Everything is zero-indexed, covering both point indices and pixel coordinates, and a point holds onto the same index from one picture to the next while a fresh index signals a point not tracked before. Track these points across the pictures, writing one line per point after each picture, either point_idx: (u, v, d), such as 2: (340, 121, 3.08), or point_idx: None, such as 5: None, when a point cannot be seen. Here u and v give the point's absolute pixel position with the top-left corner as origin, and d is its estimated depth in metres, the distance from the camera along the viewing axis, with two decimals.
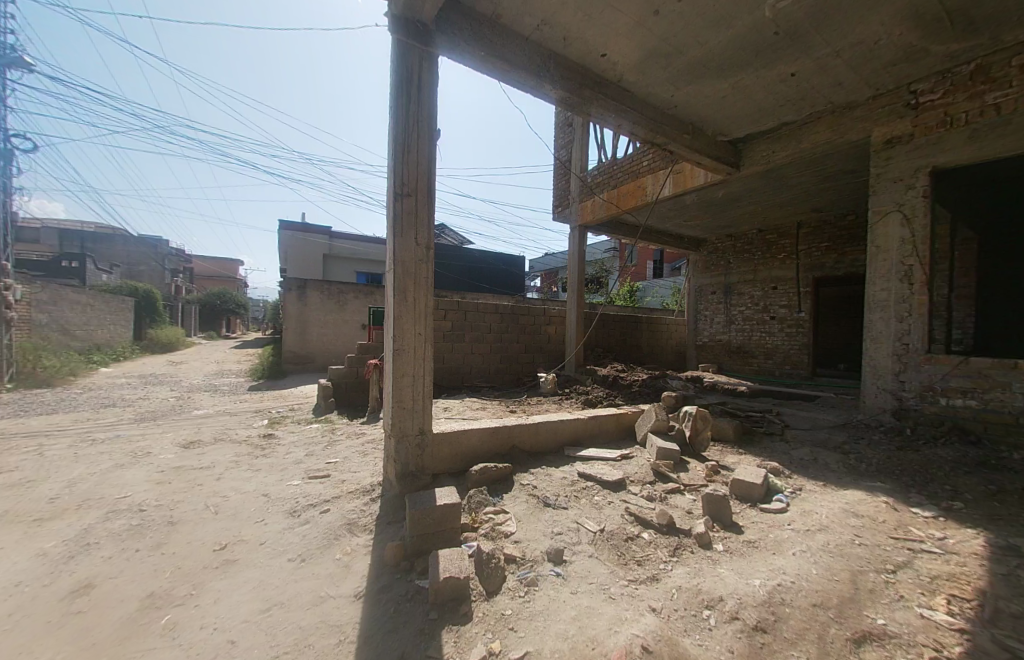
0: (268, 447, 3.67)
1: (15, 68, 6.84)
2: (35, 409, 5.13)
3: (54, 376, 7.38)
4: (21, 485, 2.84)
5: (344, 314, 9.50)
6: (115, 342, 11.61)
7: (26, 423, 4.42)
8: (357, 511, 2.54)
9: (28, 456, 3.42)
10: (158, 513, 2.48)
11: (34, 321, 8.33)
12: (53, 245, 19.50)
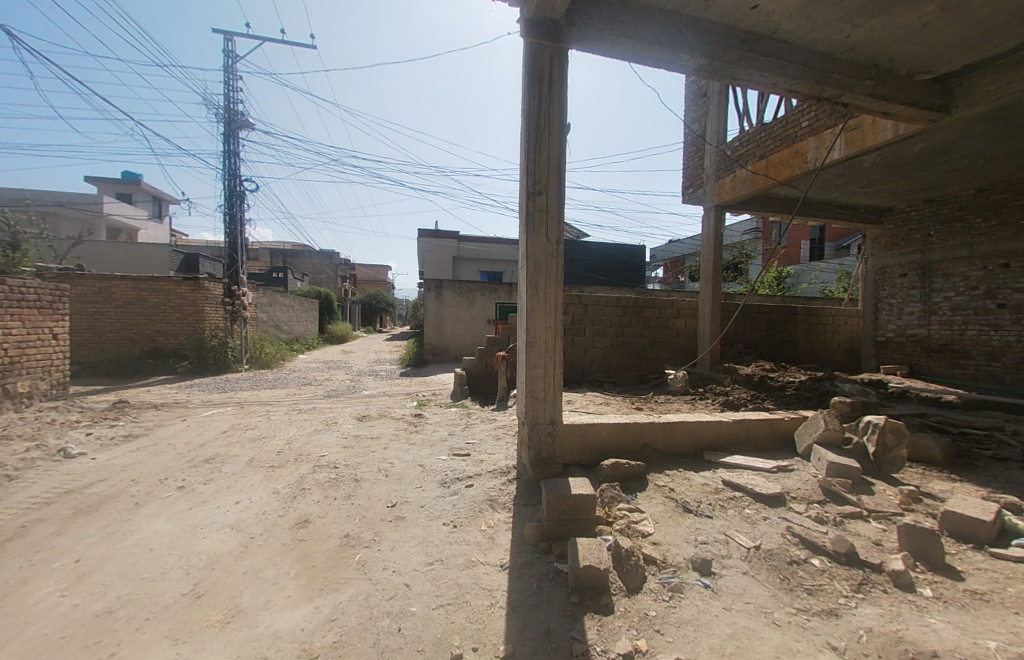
0: (419, 425, 4.25)
1: (245, 129, 9.16)
2: (265, 383, 6.91)
3: (272, 359, 9.81)
4: (262, 439, 3.86)
5: (473, 309, 10.38)
6: (306, 335, 14.83)
7: (261, 393, 6.00)
8: (496, 489, 2.76)
9: (263, 418, 4.62)
10: (346, 471, 3.10)
11: (259, 318, 11.17)
12: (266, 262, 25.78)
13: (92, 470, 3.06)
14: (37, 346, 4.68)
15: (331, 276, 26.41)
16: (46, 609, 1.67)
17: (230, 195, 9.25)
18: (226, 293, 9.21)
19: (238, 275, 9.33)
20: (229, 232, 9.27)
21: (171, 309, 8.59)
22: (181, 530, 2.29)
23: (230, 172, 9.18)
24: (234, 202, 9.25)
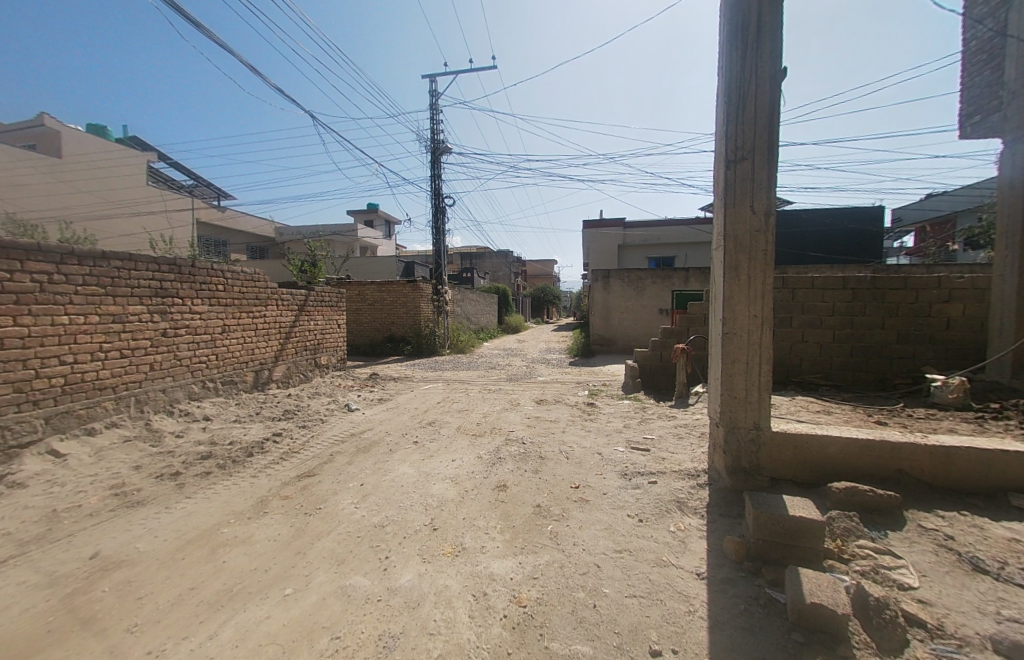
0: (594, 413, 4.34)
1: (445, 154, 10.95)
2: (461, 365, 8.24)
3: (465, 346, 11.60)
4: (465, 411, 4.63)
5: (643, 299, 9.96)
6: (488, 325, 16.96)
7: (459, 373, 7.18)
8: (684, 491, 2.58)
9: (464, 393, 5.53)
10: (532, 447, 3.42)
11: (455, 311, 13.35)
12: (457, 263, 30.51)
13: (363, 421, 4.25)
14: (331, 333, 6.75)
15: (506, 273, 29.38)
16: (349, 513, 2.41)
17: (434, 210, 11.19)
18: (433, 292, 11.33)
19: (442, 276, 11.33)
20: (435, 241, 11.29)
21: (398, 305, 11.10)
22: (418, 475, 2.95)
23: (434, 191, 11.08)
24: (437, 215, 11.17)
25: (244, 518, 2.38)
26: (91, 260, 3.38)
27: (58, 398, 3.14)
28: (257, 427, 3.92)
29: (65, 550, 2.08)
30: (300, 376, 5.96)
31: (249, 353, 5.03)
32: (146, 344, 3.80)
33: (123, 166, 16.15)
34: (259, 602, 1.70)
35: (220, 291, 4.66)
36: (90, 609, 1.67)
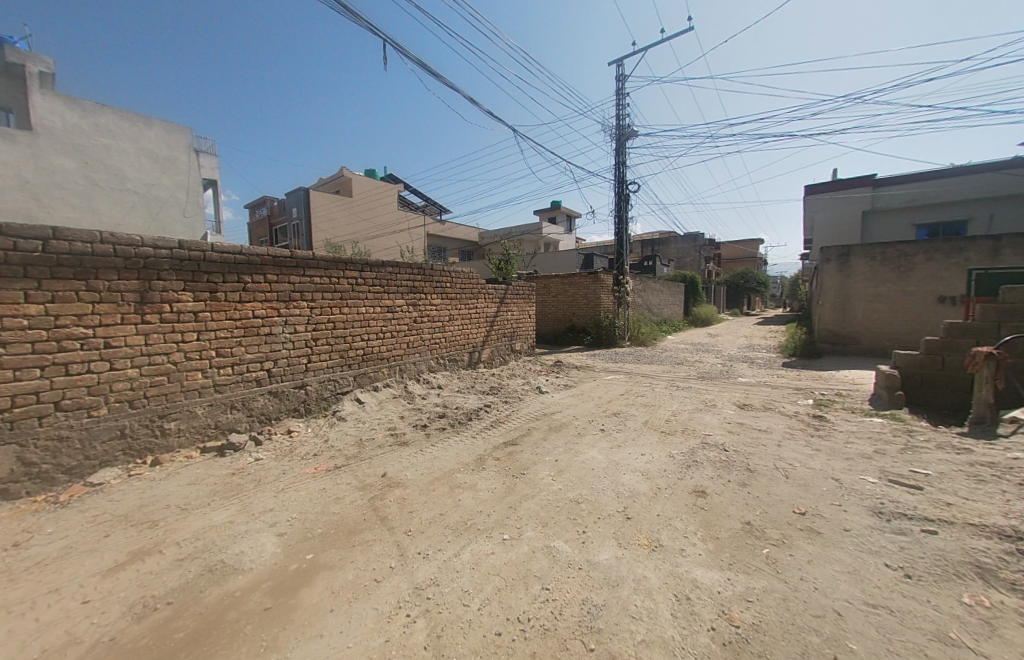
0: (823, 429, 3.50)
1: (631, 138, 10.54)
2: (644, 359, 7.96)
3: (648, 339, 11.08)
4: (652, 406, 4.46)
5: (907, 284, 7.38)
6: (672, 317, 15.71)
7: (644, 367, 6.95)
8: (993, 557, 1.82)
9: (649, 388, 5.34)
10: (736, 457, 3.03)
11: (636, 303, 12.91)
12: (639, 252, 29.18)
13: (553, 404, 4.62)
14: (524, 322, 7.52)
15: (695, 259, 26.48)
16: (549, 484, 2.68)
17: (618, 198, 10.92)
18: (615, 282, 11.21)
19: (624, 266, 11.04)
20: (617, 230, 11.07)
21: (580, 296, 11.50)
22: (609, 462, 3.02)
23: (618, 180, 10.82)
24: (621, 204, 10.89)
25: (470, 469, 2.95)
26: (376, 268, 4.75)
27: (360, 364, 4.56)
28: (472, 398, 4.77)
29: (368, 467, 3.04)
30: (501, 359, 6.90)
31: (465, 337, 6.12)
32: (404, 328, 5.09)
33: (384, 197, 21.88)
34: (485, 539, 2.08)
35: (448, 286, 5.80)
36: (384, 511, 2.40)
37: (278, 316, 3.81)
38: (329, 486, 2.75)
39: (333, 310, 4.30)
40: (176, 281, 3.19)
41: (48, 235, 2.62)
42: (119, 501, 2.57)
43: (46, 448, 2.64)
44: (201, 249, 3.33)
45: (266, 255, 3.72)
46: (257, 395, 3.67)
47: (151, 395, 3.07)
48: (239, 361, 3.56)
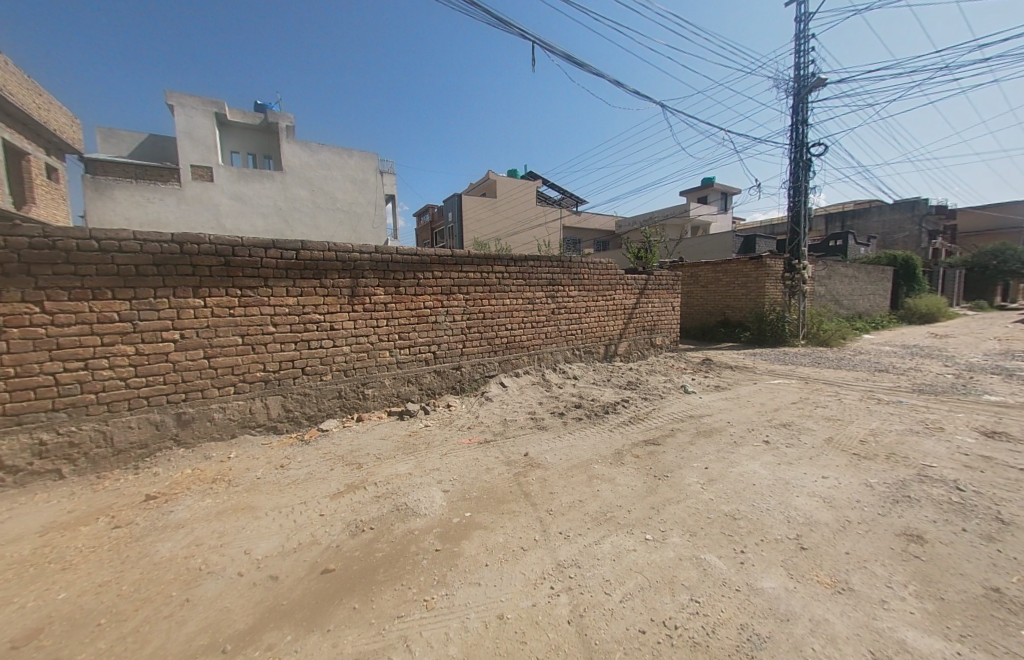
0: None
1: (815, 90, 8.56)
2: (826, 363, 6.49)
3: (832, 338, 8.98)
4: (838, 421, 3.63)
5: None
6: (871, 311, 12.34)
7: (825, 373, 5.68)
8: None
9: (833, 398, 4.34)
10: (977, 501, 2.24)
11: (816, 293, 10.59)
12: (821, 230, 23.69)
13: (702, 406, 4.19)
14: (667, 314, 6.98)
15: (912, 235, 20.10)
16: (697, 491, 2.46)
17: (796, 166, 9.03)
18: (786, 269, 9.37)
19: (801, 248, 9.13)
20: (794, 206, 9.20)
21: (738, 285, 10.04)
22: (775, 480, 2.60)
23: (796, 145, 8.95)
24: (799, 172, 8.99)
25: (609, 462, 2.92)
26: (519, 262, 5.06)
27: (504, 351, 4.96)
28: (609, 391, 4.69)
29: (512, 445, 3.30)
30: (639, 352, 6.58)
31: (603, 329, 6.03)
32: (544, 319, 5.31)
33: (525, 194, 22.96)
34: (626, 534, 2.05)
35: (586, 278, 5.80)
36: (528, 487, 2.59)
37: (441, 307, 4.43)
38: (480, 457, 3.10)
39: (484, 302, 4.76)
40: (372, 278, 4.00)
41: (300, 246, 3.61)
42: (337, 444, 3.41)
43: (298, 399, 3.68)
44: (389, 252, 4.10)
45: (433, 255, 4.36)
46: (425, 372, 4.36)
47: (356, 366, 3.96)
48: (413, 343, 4.27)
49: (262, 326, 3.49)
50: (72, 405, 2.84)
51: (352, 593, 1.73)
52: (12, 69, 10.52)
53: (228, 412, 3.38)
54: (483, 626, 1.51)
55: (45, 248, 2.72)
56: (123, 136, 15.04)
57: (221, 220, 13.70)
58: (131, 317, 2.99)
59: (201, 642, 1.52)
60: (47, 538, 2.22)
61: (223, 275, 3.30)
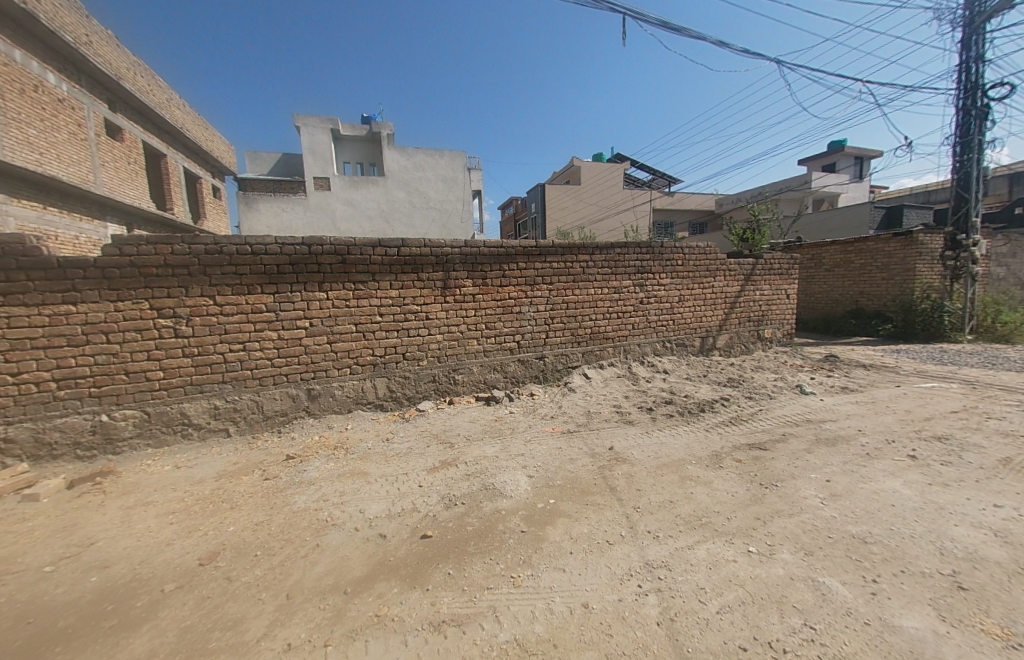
0: None
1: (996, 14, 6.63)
2: (1006, 364, 5.13)
3: (1016, 332, 7.05)
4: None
5: None
6: None
7: (1006, 376, 4.48)
8: None
9: (1017, 409, 3.42)
10: None
11: (993, 276, 8.37)
12: (1004, 194, 18.48)
13: (823, 410, 3.62)
14: (779, 304, 6.15)
15: None
16: (815, 506, 2.15)
17: (965, 116, 7.15)
18: (948, 245, 7.56)
19: (971, 220, 7.28)
20: (960, 167, 7.33)
21: (876, 268, 8.38)
22: (923, 503, 2.15)
23: (966, 88, 7.06)
24: (971, 124, 7.12)
25: (705, 464, 2.71)
26: (605, 251, 4.88)
27: (589, 342, 4.87)
28: (705, 388, 4.32)
29: (597, 438, 3.25)
30: (742, 347, 5.92)
31: (698, 321, 5.55)
32: (631, 309, 5.08)
33: (612, 178, 21.98)
34: (724, 543, 1.89)
35: (679, 265, 5.37)
36: (613, 482, 2.53)
37: (525, 297, 4.50)
38: (564, 446, 3.12)
39: (568, 292, 4.71)
40: (462, 271, 4.23)
41: (400, 244, 3.96)
42: (432, 423, 3.72)
43: (399, 382, 4.08)
44: (477, 245, 4.28)
45: (518, 247, 4.44)
46: (510, 361, 4.49)
47: (448, 353, 4.24)
48: (499, 333, 4.43)
49: (370, 316, 3.92)
50: (235, 378, 3.54)
51: (446, 560, 1.89)
52: (185, 112, 13.26)
53: (344, 390, 3.89)
54: (569, 612, 1.53)
55: (215, 253, 3.40)
56: (264, 157, 17.99)
57: (337, 224, 15.64)
58: (274, 308, 3.61)
59: (327, 581, 1.80)
60: (221, 482, 2.83)
61: (340, 271, 3.79)
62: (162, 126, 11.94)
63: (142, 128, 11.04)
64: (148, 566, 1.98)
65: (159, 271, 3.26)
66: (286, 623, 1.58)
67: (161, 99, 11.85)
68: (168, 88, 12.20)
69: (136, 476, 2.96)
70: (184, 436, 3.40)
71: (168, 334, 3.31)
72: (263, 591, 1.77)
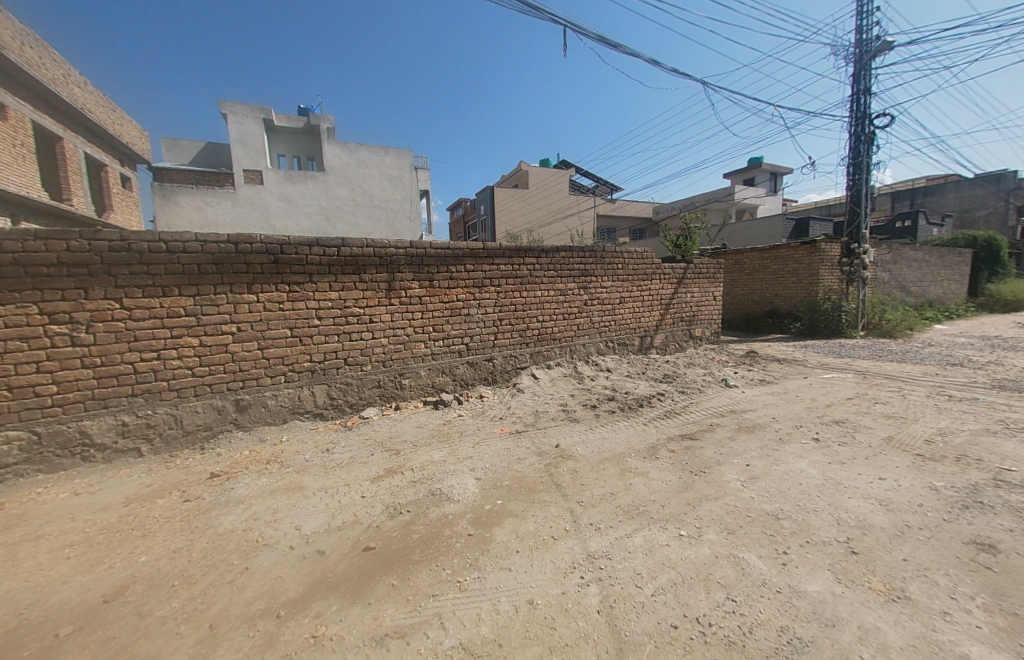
0: None
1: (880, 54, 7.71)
2: (889, 355, 5.99)
3: (896, 328, 8.26)
4: (900, 418, 3.36)
5: None
6: (946, 300, 11.19)
7: (888, 366, 5.26)
8: None
9: (897, 394, 4.01)
10: None
11: (878, 280, 9.76)
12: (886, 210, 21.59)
13: (745, 400, 4.00)
14: (707, 305, 6.68)
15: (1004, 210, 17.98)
16: (737, 488, 2.37)
17: (857, 140, 8.23)
18: (845, 254, 8.61)
19: (861, 232, 8.42)
20: (854, 184, 8.43)
21: (788, 273, 9.40)
22: (823, 479, 2.44)
23: (857, 116, 8.15)
24: (860, 148, 8.23)
25: (644, 456, 2.87)
26: (551, 253, 5.01)
27: (536, 343, 4.97)
28: (644, 384, 4.59)
29: (544, 437, 3.32)
30: (676, 345, 6.36)
31: (637, 321, 5.87)
32: (576, 310, 5.25)
33: (558, 184, 22.60)
34: (659, 529, 2.02)
35: (620, 268, 5.64)
36: (559, 478, 2.60)
37: (472, 300, 4.49)
38: (512, 447, 3.15)
39: (515, 293, 4.77)
40: (408, 273, 4.13)
41: (339, 243, 3.77)
42: (377, 431, 3.59)
43: (340, 389, 3.89)
44: (423, 246, 4.20)
45: (465, 249, 4.41)
46: (458, 363, 4.46)
47: (394, 357, 4.12)
48: (447, 335, 4.38)
49: (308, 320, 3.70)
50: (148, 391, 3.18)
51: (390, 571, 1.83)
52: (85, 90, 11.66)
53: (279, 399, 3.63)
54: (514, 610, 1.56)
55: (123, 251, 3.03)
56: (185, 145, 16.31)
57: (271, 220, 14.61)
58: (195, 312, 3.28)
59: (259, 606, 1.68)
60: (130, 508, 2.51)
61: (272, 272, 3.54)
62: (56, 105, 10.39)
63: (30, 106, 9.54)
64: (35, 610, 1.71)
65: (50, 271, 2.83)
66: (210, 657, 1.44)
67: (55, 74, 10.32)
68: (64, 62, 10.66)
69: (21, 508, 2.54)
70: (83, 459, 2.98)
71: (62, 343, 2.89)
72: (182, 624, 1.60)
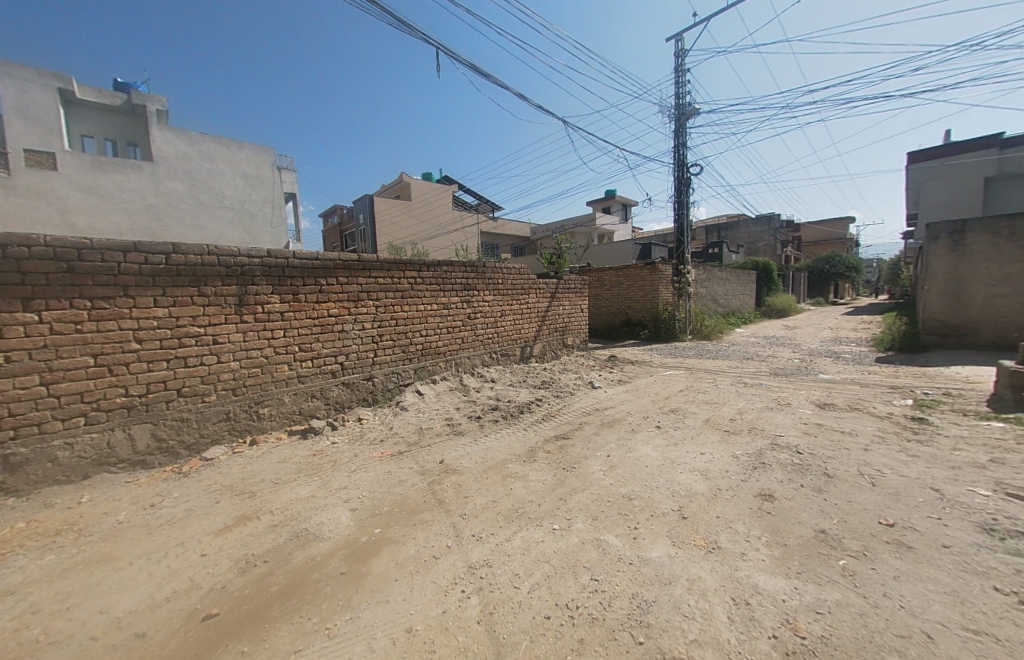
0: (925, 434, 3.28)
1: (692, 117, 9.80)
2: (709, 353, 7.57)
3: (712, 332, 10.46)
4: (714, 403, 4.26)
5: None
6: (742, 309, 14.65)
7: (706, 362, 6.63)
8: None
9: (713, 384, 5.09)
10: (811, 461, 2.83)
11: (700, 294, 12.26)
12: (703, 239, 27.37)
13: (607, 399, 4.57)
14: (576, 316, 7.46)
15: (772, 243, 24.53)
16: (600, 478, 2.68)
17: (680, 182, 10.26)
18: (675, 274, 10.63)
19: (684, 256, 10.50)
20: (679, 217, 10.45)
21: (638, 287, 11.11)
22: (663, 460, 2.93)
23: (679, 164, 10.18)
24: (682, 188, 10.27)
25: (523, 460, 3.04)
26: (432, 267, 4.99)
27: (419, 358, 4.86)
28: (524, 392, 4.87)
29: (427, 454, 3.25)
30: (552, 354, 6.93)
31: (518, 332, 6.23)
32: (460, 324, 5.31)
33: (440, 198, 22.71)
34: (535, 527, 2.15)
35: (501, 283, 5.93)
36: (442, 494, 2.58)
37: (347, 315, 4.18)
38: (393, 469, 3.00)
39: (395, 308, 4.61)
40: (266, 286, 3.64)
41: (170, 250, 3.13)
42: (227, 472, 3.04)
43: (174, 426, 3.19)
44: (286, 256, 3.76)
45: (336, 260, 4.09)
46: (332, 385, 4.08)
47: (250, 383, 3.57)
48: (318, 354, 3.98)
49: (122, 344, 2.96)
50: None
51: (241, 637, 1.55)
52: None
53: (77, 448, 2.80)
54: (391, 643, 1.47)
55: None
56: None
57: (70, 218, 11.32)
58: None
59: None
60: None
61: (63, 283, 2.74)
62: None
63: None
64: None
65: None
66: None
67: None
68: None
69: None
70: None
71: None
72: None
